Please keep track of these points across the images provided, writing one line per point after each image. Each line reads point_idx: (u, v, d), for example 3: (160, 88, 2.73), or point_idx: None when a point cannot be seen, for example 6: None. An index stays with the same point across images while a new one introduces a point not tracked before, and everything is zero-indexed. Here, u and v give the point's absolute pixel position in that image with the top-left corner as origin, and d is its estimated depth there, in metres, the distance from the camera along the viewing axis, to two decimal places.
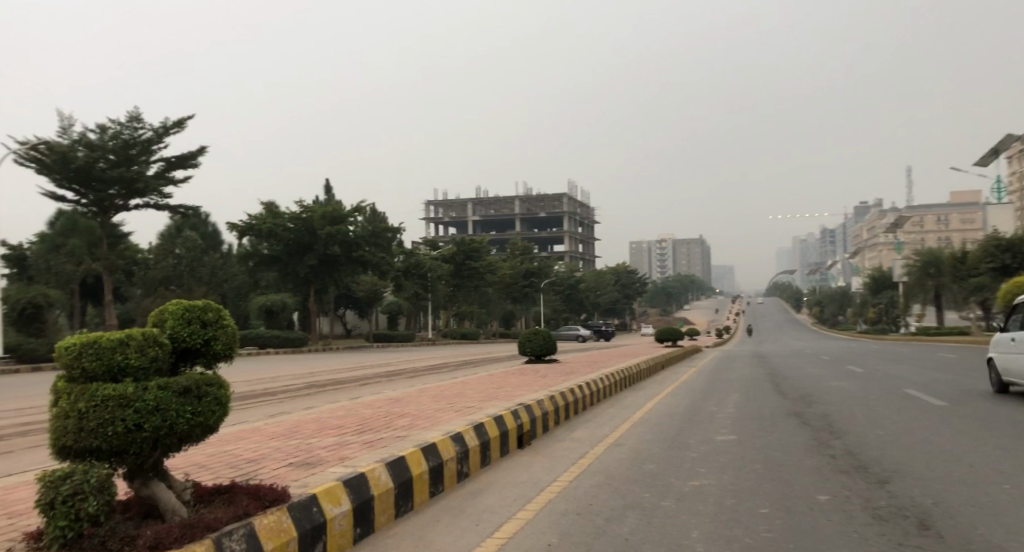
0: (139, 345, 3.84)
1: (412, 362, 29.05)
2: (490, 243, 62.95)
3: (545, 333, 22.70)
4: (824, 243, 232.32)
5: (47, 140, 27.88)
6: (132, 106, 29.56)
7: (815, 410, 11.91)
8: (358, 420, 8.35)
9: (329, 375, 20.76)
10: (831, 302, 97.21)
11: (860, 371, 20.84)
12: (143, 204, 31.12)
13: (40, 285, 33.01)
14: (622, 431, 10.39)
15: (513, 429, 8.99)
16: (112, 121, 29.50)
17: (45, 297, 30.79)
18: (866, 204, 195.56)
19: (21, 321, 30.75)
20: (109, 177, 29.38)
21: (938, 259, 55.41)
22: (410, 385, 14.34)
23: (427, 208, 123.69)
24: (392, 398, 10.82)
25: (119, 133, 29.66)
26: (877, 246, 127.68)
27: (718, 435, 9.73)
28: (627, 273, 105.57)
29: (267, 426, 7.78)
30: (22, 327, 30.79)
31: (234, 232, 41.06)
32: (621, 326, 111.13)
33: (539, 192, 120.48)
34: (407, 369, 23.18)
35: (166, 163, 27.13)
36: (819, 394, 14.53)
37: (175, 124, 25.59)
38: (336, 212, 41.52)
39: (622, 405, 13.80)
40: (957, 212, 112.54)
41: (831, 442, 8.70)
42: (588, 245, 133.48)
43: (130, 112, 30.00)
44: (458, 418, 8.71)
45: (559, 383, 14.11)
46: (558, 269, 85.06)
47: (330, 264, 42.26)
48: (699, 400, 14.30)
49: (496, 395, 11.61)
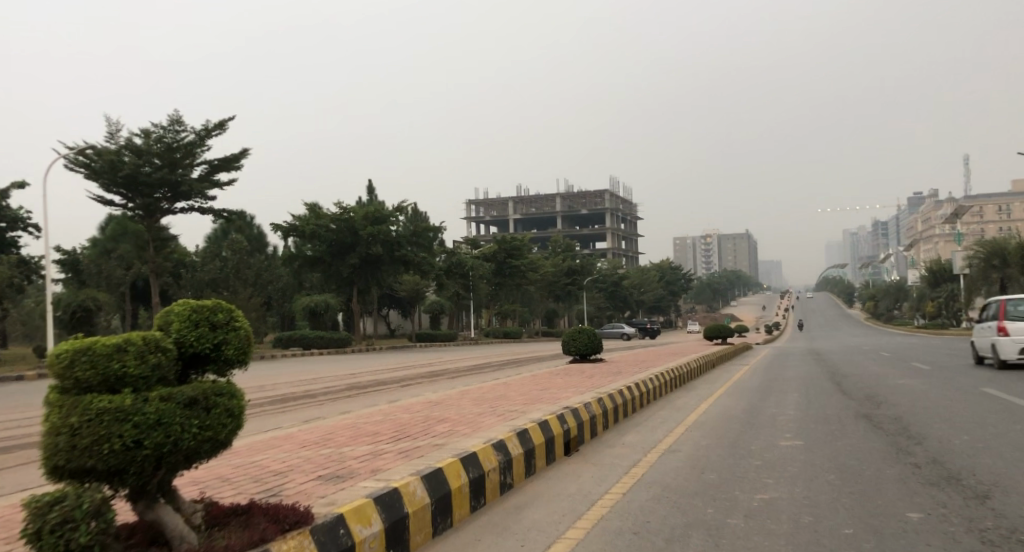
0: (139, 351, 3.37)
1: (454, 362, 28.71)
2: (532, 241, 62.38)
3: (589, 331, 22.29)
4: (876, 235, 225.25)
5: (95, 145, 28.37)
6: (175, 109, 29.85)
7: (886, 412, 11.04)
8: (395, 426, 7.89)
9: (371, 377, 20.52)
10: (886, 296, 93.95)
11: (928, 369, 19.65)
12: (188, 208, 31.46)
13: (91, 289, 33.62)
14: (676, 436, 9.71)
15: (559, 435, 8.44)
16: (156, 125, 29.82)
17: (94, 301, 31.35)
18: (921, 197, 189.00)
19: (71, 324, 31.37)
20: (154, 181, 29.75)
21: (1005, 250, 52.70)
22: (451, 387, 13.86)
23: (468, 207, 123.75)
24: (432, 401, 10.35)
25: (163, 136, 29.97)
26: (934, 239, 123.05)
27: (783, 440, 8.99)
28: (671, 269, 103.82)
29: (299, 434, 7.36)
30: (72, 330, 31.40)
31: (278, 233, 41.34)
32: (666, 323, 109.48)
33: (581, 189, 119.45)
34: (450, 370, 22.86)
35: (210, 165, 27.24)
36: (885, 394, 13.61)
37: (217, 126, 25.64)
38: (378, 212, 41.48)
39: (673, 408, 13.10)
40: (1020, 202, 107.62)
41: (912, 449, 7.92)
42: (631, 241, 131.89)
43: (172, 116, 30.28)
44: (500, 424, 8.19)
45: (606, 385, 13.48)
46: (601, 266, 84.05)
47: (372, 264, 42.25)
48: (756, 401, 13.50)
49: (540, 397, 11.06)
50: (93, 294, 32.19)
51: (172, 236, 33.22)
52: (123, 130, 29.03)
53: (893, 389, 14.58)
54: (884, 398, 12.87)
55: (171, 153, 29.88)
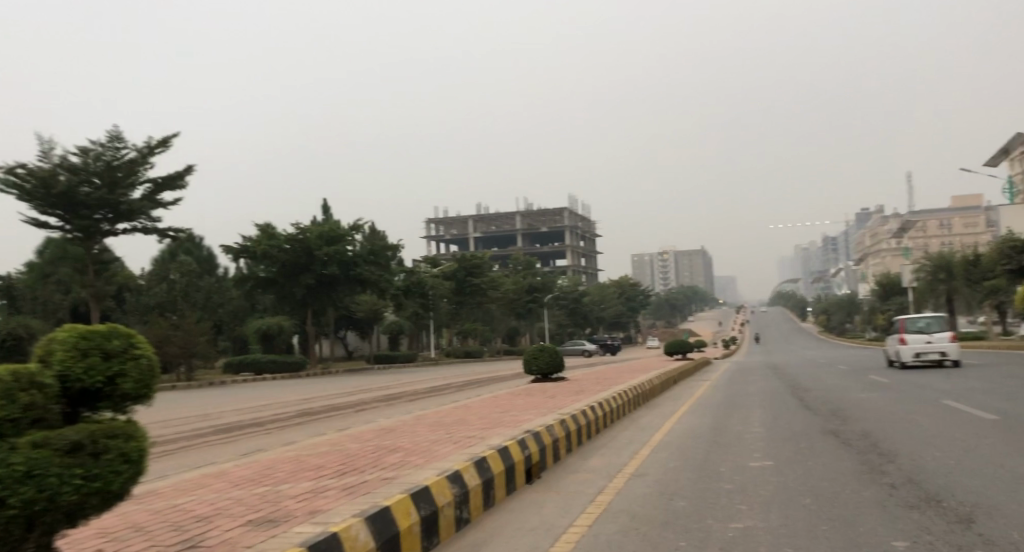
0: (4, 389, 2.79)
1: (414, 383, 28.01)
2: (492, 259, 61.96)
3: (551, 349, 21.90)
4: (827, 249, 230.92)
5: (27, 164, 27.09)
6: (114, 125, 28.79)
7: (853, 427, 10.82)
8: (344, 458, 7.28)
9: (327, 401, 19.74)
10: (838, 309, 95.84)
11: (886, 381, 19.67)
12: (131, 229, 30.24)
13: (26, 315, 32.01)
14: (642, 459, 9.28)
15: (520, 461, 7.94)
16: (94, 142, 28.68)
17: (27, 329, 29.87)
18: (868, 212, 194.68)
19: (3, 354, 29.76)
20: (93, 201, 28.51)
21: (949, 263, 54.06)
22: (407, 411, 13.22)
23: (428, 226, 122.86)
24: (385, 428, 9.74)
25: (102, 155, 28.87)
26: (882, 253, 126.51)
27: (752, 461, 8.61)
28: (631, 286, 104.48)
29: (235, 469, 6.72)
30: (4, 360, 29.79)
31: (229, 254, 40.11)
32: (627, 340, 110.04)
33: (540, 207, 119.75)
34: (409, 392, 22.22)
35: (154, 184, 26.22)
36: (850, 408, 13.40)
37: (160, 143, 24.70)
38: (334, 231, 40.57)
39: (637, 427, 12.68)
40: (960, 217, 111.52)
41: (885, 467, 7.63)
42: (590, 259, 132.70)
43: (111, 133, 29.17)
44: (457, 452, 7.64)
45: (568, 405, 13.03)
46: (562, 283, 84.04)
47: (327, 285, 41.28)
48: (721, 418, 13.18)
49: (501, 421, 10.52)
50: (27, 321, 30.64)
51: (114, 258, 31.72)
52: (58, 148, 27.80)
53: (856, 403, 14.45)
54: (850, 413, 12.66)
55: (112, 172, 28.78)
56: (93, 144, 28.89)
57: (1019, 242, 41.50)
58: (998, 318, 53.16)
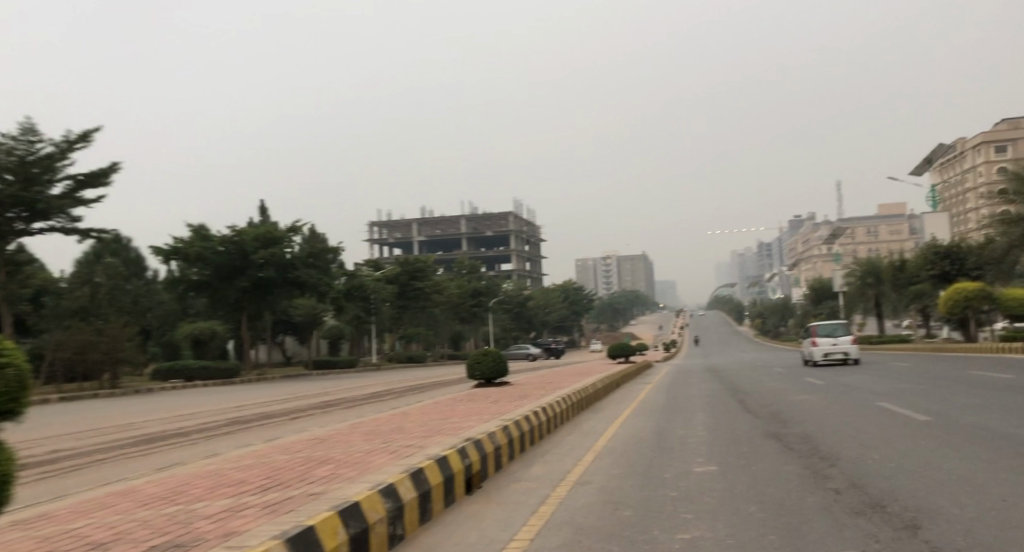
0: None
1: (352, 390, 27.32)
2: (435, 262, 61.25)
3: (494, 353, 21.59)
4: (762, 255, 237.74)
5: None
6: (27, 117, 27.19)
7: (793, 429, 10.85)
8: (269, 471, 6.77)
9: (260, 409, 18.93)
10: (773, 313, 98.50)
11: (823, 384, 20.03)
12: (48, 228, 28.61)
13: None
14: (586, 465, 9.02)
15: (460, 471, 7.57)
16: (5, 135, 27.01)
17: None
18: (800, 220, 201.18)
19: None
20: (5, 199, 26.86)
21: (877, 269, 56.19)
22: (343, 419, 12.64)
23: (371, 229, 120.98)
24: (317, 437, 9.22)
25: (15, 149, 27.25)
26: (815, 259, 130.68)
27: (697, 466, 8.45)
28: (575, 290, 105.13)
29: (147, 486, 6.15)
30: None
31: (159, 256, 38.47)
32: (570, 344, 110.63)
33: (485, 211, 119.42)
34: (348, 399, 21.55)
35: (75, 181, 24.84)
36: (789, 411, 13.51)
37: (81, 138, 23.39)
38: (271, 233, 39.35)
39: (581, 432, 12.45)
40: (886, 224, 116.19)
41: (828, 471, 7.57)
42: (535, 263, 133.11)
43: (24, 125, 27.53)
44: (392, 462, 7.22)
45: (510, 410, 12.70)
46: (506, 287, 83.80)
47: (264, 288, 40.06)
48: (664, 422, 13.07)
49: (440, 428, 10.12)
50: None
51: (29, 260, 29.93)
52: None
53: (794, 405, 14.58)
54: (789, 415, 12.75)
55: (27, 167, 27.21)
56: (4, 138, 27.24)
57: (941, 248, 43.37)
58: (923, 321, 55.32)
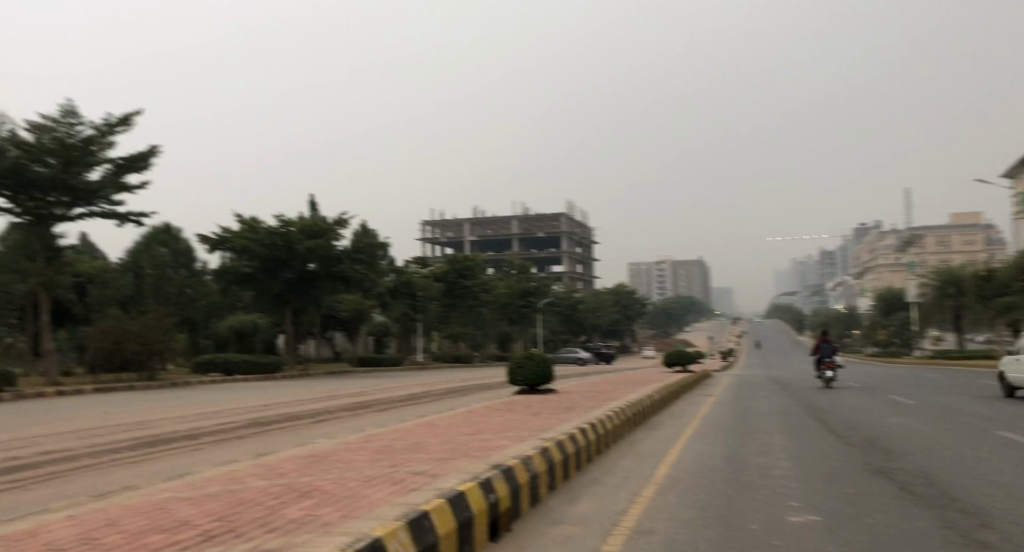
0: None
1: (390, 390, 25.90)
2: (484, 260, 59.76)
3: (539, 357, 19.77)
4: (825, 263, 229.76)
5: None
6: (68, 99, 25.51)
7: (904, 464, 8.80)
8: (226, 507, 5.09)
9: (285, 409, 17.57)
10: (837, 323, 94.02)
11: (914, 402, 17.56)
12: (90, 215, 27.11)
13: None
14: (643, 504, 7.17)
15: (482, 512, 5.78)
16: (45, 117, 25.36)
17: None
18: (865, 228, 192.94)
19: None
20: (45, 182, 25.12)
21: (959, 279, 52.47)
22: (361, 427, 11.08)
23: (423, 229, 120.36)
24: (315, 455, 7.58)
25: (55, 132, 25.55)
26: (881, 269, 124.77)
27: (792, 516, 6.50)
28: (628, 293, 102.87)
29: (56, 529, 4.58)
30: None
31: (206, 246, 37.92)
32: (622, 348, 107.97)
33: (538, 212, 117.97)
34: (381, 400, 20.21)
35: (117, 164, 26.93)
36: (888, 437, 11.36)
37: (121, 118, 26.27)
38: (317, 225, 38.45)
39: (638, 454, 10.60)
40: (959, 234, 109.94)
41: (981, 533, 5.58)
42: (586, 265, 130.94)
43: (65, 106, 25.81)
44: (394, 500, 5.45)
45: (554, 425, 10.92)
46: (557, 289, 81.86)
47: (308, 282, 39.24)
48: (735, 445, 11.12)
49: (465, 448, 8.37)
50: None
51: (67, 257, 27.90)
52: (7, 119, 24.42)
53: (890, 429, 12.38)
54: (891, 443, 10.59)
55: (67, 149, 25.50)
56: (44, 119, 25.51)
57: None
58: (1010, 336, 51.16)
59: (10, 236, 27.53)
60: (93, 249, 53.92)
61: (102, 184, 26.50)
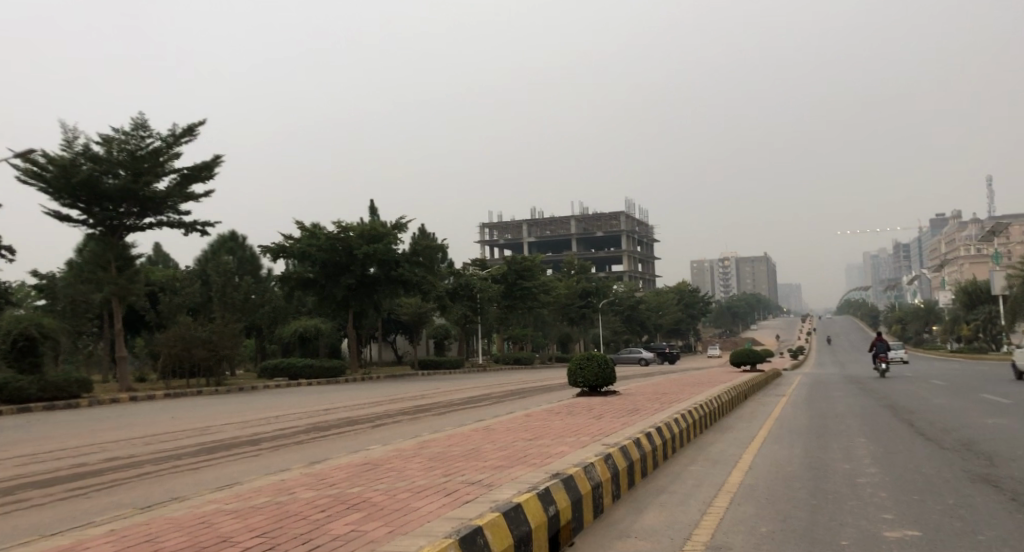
0: None
1: (450, 392, 25.74)
2: (543, 261, 59.37)
3: (600, 358, 19.21)
4: (899, 256, 220.03)
5: (46, 151, 24.68)
6: (136, 112, 26.28)
7: (1008, 471, 7.97)
8: (269, 522, 4.81)
9: (345, 413, 17.52)
10: (914, 318, 89.73)
11: (1006, 401, 16.32)
12: (159, 224, 27.91)
13: (50, 315, 30.10)
14: (717, 516, 6.62)
15: (540, 524, 5.34)
16: (116, 130, 26.20)
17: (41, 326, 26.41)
18: (943, 218, 183.81)
19: (13, 355, 25.97)
20: (115, 193, 25.93)
21: None
22: (417, 432, 10.80)
23: (482, 231, 120.61)
24: (369, 462, 7.30)
25: (124, 144, 26.38)
26: (961, 262, 118.32)
27: (889, 530, 5.84)
28: (691, 291, 100.78)
29: (99, 544, 4.37)
30: (14, 362, 25.96)
31: (268, 254, 38.68)
32: (686, 347, 105.92)
33: (596, 211, 116.78)
34: (442, 403, 20.04)
35: (184, 175, 27.65)
36: (985, 440, 10.41)
37: (186, 129, 26.91)
38: (375, 230, 38.83)
39: (708, 460, 9.97)
40: None
41: None
42: (647, 264, 129.05)
43: (135, 119, 26.67)
44: (444, 513, 5.06)
45: (618, 428, 10.40)
46: (618, 288, 80.67)
47: (368, 286, 39.63)
48: (814, 450, 10.38)
49: (523, 455, 7.95)
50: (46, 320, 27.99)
51: (138, 266, 28.78)
52: (80, 134, 25.29)
53: (985, 432, 11.39)
54: (990, 448, 9.67)
55: (136, 162, 26.34)
56: (113, 132, 26.35)
57: None
58: None
59: (84, 247, 28.58)
60: (166, 259, 55.90)
61: (170, 193, 27.18)
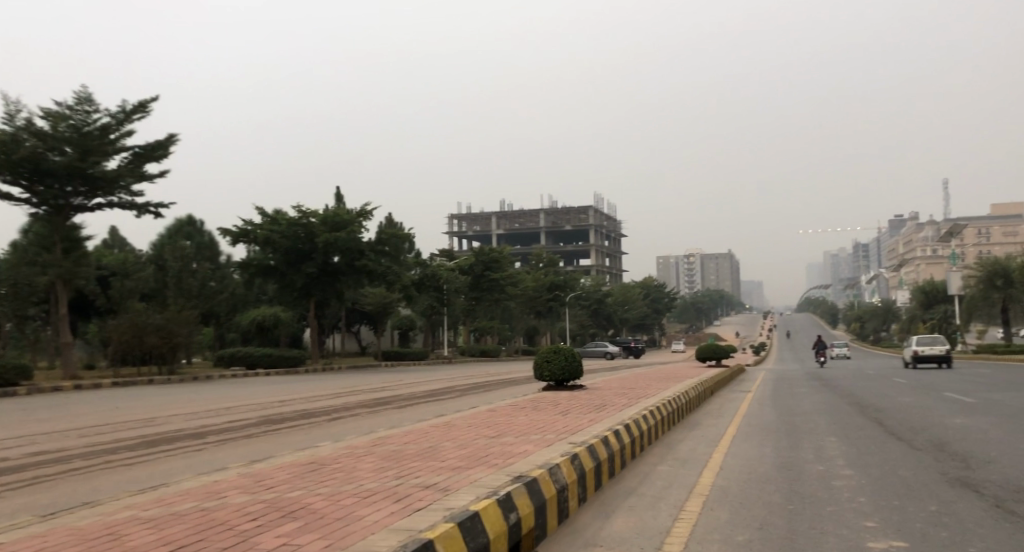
0: None
1: (413, 385, 25.02)
2: (511, 254, 58.87)
3: (566, 352, 18.75)
4: (858, 255, 224.46)
5: None
6: (80, 85, 25.03)
7: (987, 475, 7.64)
8: (187, 535, 4.18)
9: (301, 406, 16.75)
10: (873, 317, 91.30)
11: (971, 400, 16.27)
12: (108, 205, 26.68)
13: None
14: (690, 523, 6.15)
15: (500, 534, 4.81)
16: (60, 104, 24.91)
17: None
18: (902, 219, 187.78)
19: None
20: (60, 171, 24.68)
21: (1007, 269, 49.98)
22: (373, 426, 10.17)
23: (450, 222, 119.36)
24: (315, 462, 6.68)
25: (69, 118, 25.12)
26: (919, 263, 120.91)
27: (872, 540, 5.45)
28: (657, 287, 101.33)
29: None
30: None
31: (228, 238, 37.50)
32: (651, 342, 106.39)
33: (565, 205, 116.52)
34: (403, 396, 19.38)
35: (138, 153, 26.59)
36: (957, 440, 10.15)
37: (137, 105, 25.71)
38: (339, 217, 37.84)
39: (677, 459, 9.56)
40: (1001, 226, 106.31)
41: None
42: (614, 258, 129.25)
43: (81, 93, 25.43)
44: (391, 523, 4.47)
45: (584, 426, 9.94)
46: (584, 283, 80.49)
47: (331, 274, 38.74)
48: (785, 450, 10.02)
49: (484, 454, 7.42)
50: None
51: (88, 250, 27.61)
52: (22, 108, 24.01)
53: (956, 431, 11.13)
54: (965, 450, 9.37)
55: (83, 138, 25.15)
56: (58, 106, 25.08)
57: None
58: None
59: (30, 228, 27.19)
60: (123, 244, 54.09)
61: (120, 173, 26.01)
